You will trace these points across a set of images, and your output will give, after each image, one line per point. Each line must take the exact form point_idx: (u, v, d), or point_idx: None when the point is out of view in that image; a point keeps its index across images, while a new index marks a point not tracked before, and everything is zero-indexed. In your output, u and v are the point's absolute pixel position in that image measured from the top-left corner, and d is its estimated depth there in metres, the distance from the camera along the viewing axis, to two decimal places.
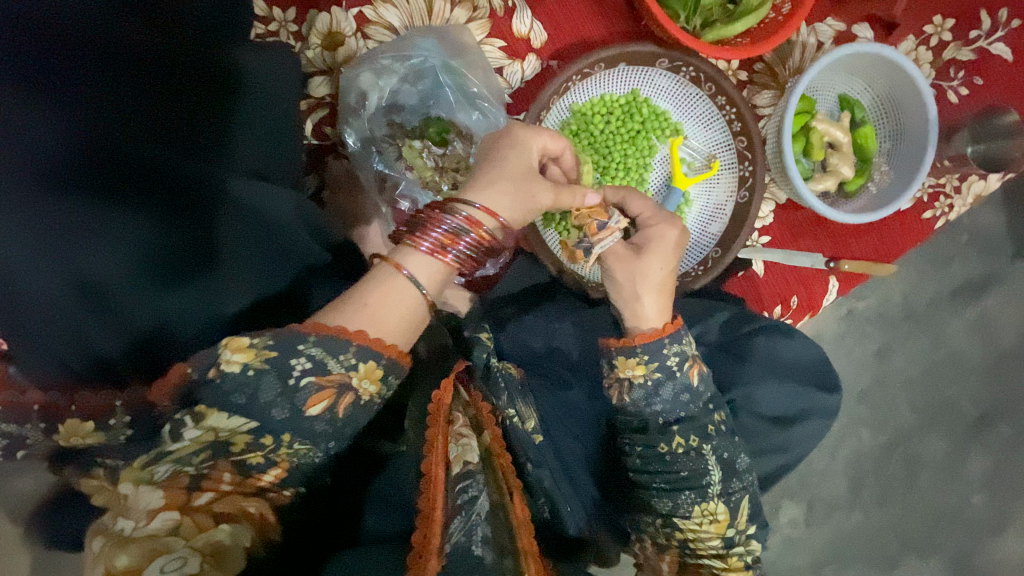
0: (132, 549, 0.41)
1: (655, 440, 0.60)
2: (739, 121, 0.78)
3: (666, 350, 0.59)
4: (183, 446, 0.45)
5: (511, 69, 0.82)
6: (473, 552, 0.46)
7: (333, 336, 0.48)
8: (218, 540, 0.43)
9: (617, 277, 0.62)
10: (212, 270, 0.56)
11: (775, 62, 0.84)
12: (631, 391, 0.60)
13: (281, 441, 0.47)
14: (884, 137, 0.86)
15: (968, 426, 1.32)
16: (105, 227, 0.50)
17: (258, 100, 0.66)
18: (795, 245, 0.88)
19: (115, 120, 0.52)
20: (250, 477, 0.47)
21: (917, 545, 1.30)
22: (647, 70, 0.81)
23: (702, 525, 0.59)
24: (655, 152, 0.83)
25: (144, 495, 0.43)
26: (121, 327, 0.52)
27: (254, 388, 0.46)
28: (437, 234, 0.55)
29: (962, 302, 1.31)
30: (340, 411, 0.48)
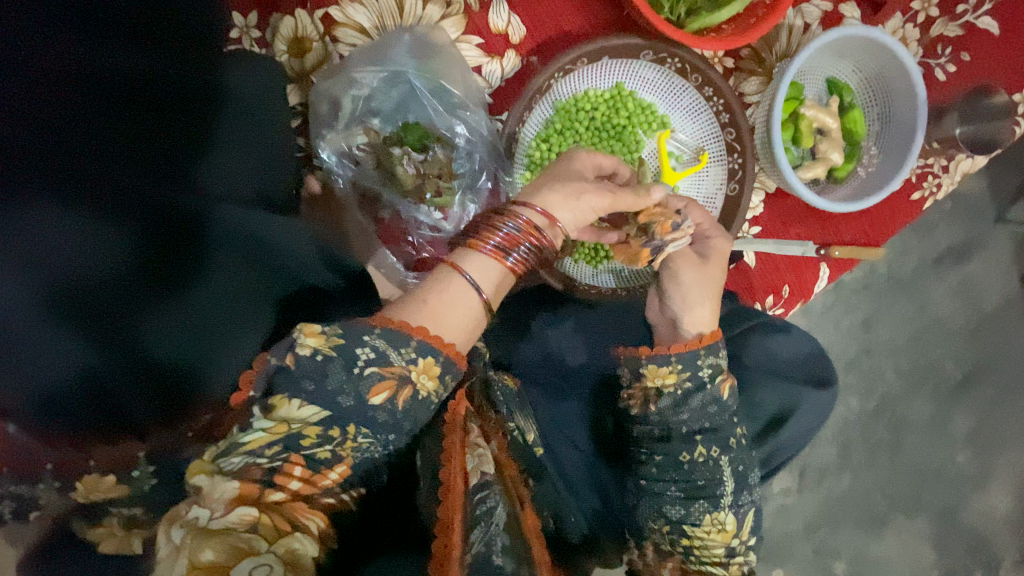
0: (215, 544, 0.38)
1: (677, 448, 0.61)
2: (727, 113, 0.76)
3: (700, 361, 0.61)
4: (255, 438, 0.42)
5: (490, 68, 0.79)
6: (493, 562, 0.47)
7: (399, 331, 0.48)
8: (295, 547, 0.40)
9: (679, 276, 0.65)
10: (218, 304, 0.53)
11: (762, 47, 0.82)
12: (659, 399, 0.62)
13: (348, 432, 0.44)
14: (873, 119, 0.84)
15: (952, 387, 1.33)
16: (106, 268, 0.45)
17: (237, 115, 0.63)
18: (786, 233, 0.87)
19: (105, 147, 0.47)
20: (318, 475, 0.43)
21: (904, 503, 1.33)
22: (630, 63, 0.78)
23: (709, 534, 0.59)
24: (643, 147, 0.80)
25: (219, 485, 0.40)
26: (130, 382, 0.48)
27: (323, 374, 0.45)
28: (500, 236, 0.55)
29: (945, 268, 1.30)
30: (400, 403, 0.47)
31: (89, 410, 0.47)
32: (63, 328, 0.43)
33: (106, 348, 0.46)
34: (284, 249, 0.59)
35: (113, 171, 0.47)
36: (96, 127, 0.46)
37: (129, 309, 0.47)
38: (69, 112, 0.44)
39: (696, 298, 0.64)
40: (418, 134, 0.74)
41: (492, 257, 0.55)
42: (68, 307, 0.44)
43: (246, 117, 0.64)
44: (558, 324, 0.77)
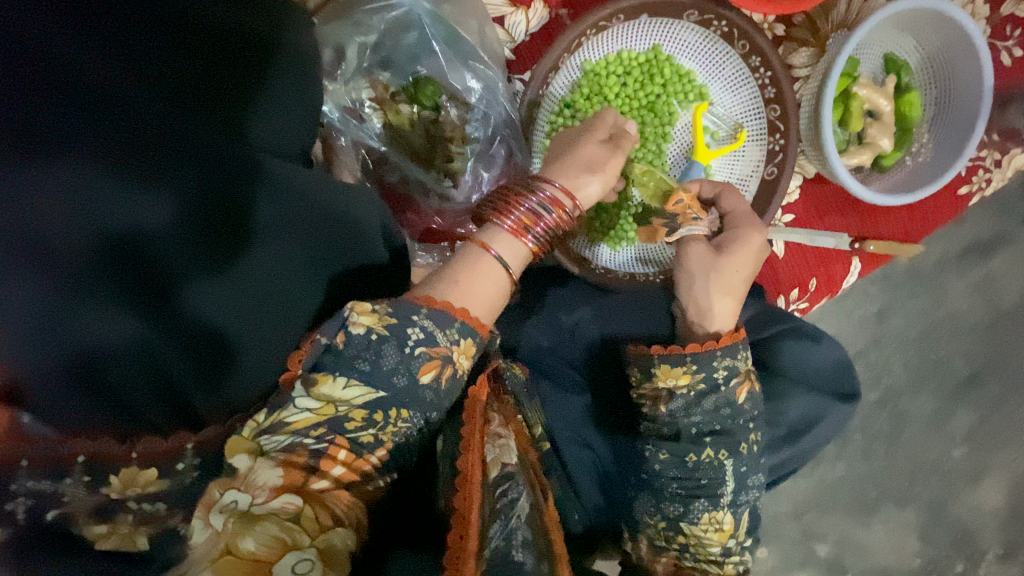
0: (258, 533, 0.34)
1: (683, 449, 0.55)
2: (773, 87, 0.68)
3: (715, 362, 0.55)
4: (300, 418, 0.41)
5: (514, 19, 0.72)
6: (514, 558, 0.40)
7: (443, 310, 0.46)
8: (331, 543, 0.36)
9: (690, 268, 0.58)
10: (260, 283, 0.49)
11: (817, 14, 0.74)
12: (670, 401, 0.55)
13: (389, 416, 0.43)
14: (929, 103, 0.76)
15: (958, 384, 1.29)
16: (111, 220, 0.43)
17: (287, 85, 0.54)
18: (820, 224, 0.81)
19: (119, 96, 0.44)
20: (360, 458, 0.41)
21: (895, 494, 1.31)
22: (669, 23, 0.70)
23: (706, 532, 0.54)
24: (676, 120, 0.73)
25: (262, 471, 0.37)
26: (149, 365, 0.46)
27: (376, 354, 0.43)
28: (517, 215, 0.52)
29: (968, 263, 1.24)
30: (443, 383, 0.45)
31: (127, 392, 0.46)
32: (94, 295, 0.43)
33: (139, 320, 0.45)
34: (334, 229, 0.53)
35: (122, 121, 0.44)
36: (107, 86, 0.44)
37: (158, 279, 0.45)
38: (63, 73, 0.43)
39: (721, 288, 0.57)
40: (429, 90, 0.67)
41: (514, 234, 0.52)
42: (105, 273, 0.43)
43: (304, 82, 0.55)
44: (572, 310, 0.73)
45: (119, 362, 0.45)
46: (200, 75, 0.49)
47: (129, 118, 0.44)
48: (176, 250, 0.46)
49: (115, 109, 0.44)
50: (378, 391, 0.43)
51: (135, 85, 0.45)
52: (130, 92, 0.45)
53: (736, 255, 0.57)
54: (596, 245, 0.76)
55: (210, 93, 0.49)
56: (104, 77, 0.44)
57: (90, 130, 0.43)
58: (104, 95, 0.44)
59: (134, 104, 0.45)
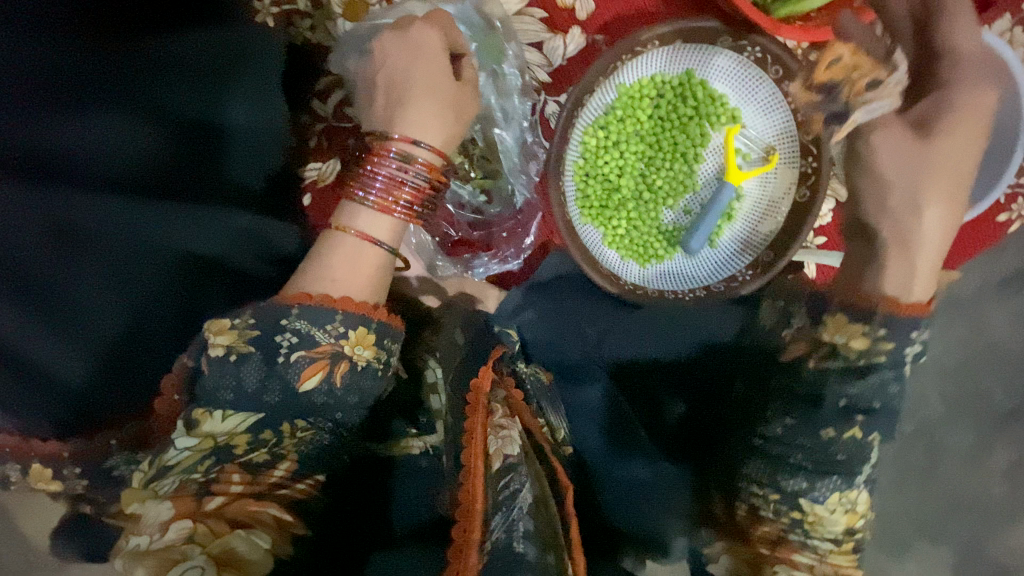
0: (147, 560, 0.41)
1: (824, 420, 0.53)
2: (805, 111, 0.69)
3: (913, 336, 0.52)
4: (184, 457, 0.47)
5: (552, 45, 0.75)
6: (515, 548, 0.44)
7: (317, 306, 0.51)
8: (233, 546, 0.41)
9: (888, 200, 0.57)
10: (185, 288, 0.56)
11: None
12: (829, 359, 0.53)
13: (280, 432, 0.50)
14: None
15: (998, 417, 1.24)
16: (100, 255, 0.49)
17: (253, 123, 0.63)
18: None
19: (124, 143, 0.50)
20: (261, 475, 0.47)
21: (929, 530, 1.26)
22: (704, 49, 0.72)
23: (836, 512, 0.53)
24: (707, 141, 0.74)
25: (153, 508, 0.43)
26: (101, 371, 0.51)
27: (236, 377, 0.49)
28: (378, 187, 0.57)
29: (1011, 293, 1.20)
30: (336, 380, 0.51)
31: (62, 380, 0.49)
32: (47, 300, 0.47)
33: (93, 321, 0.49)
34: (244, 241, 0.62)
35: (123, 168, 0.51)
36: (119, 137, 0.50)
37: (118, 281, 0.50)
38: (80, 117, 0.47)
39: (916, 241, 0.54)
40: None
41: (381, 211, 0.57)
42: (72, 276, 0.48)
43: (270, 134, 0.67)
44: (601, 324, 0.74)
45: (51, 357, 0.48)
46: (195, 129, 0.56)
47: (128, 165, 0.51)
48: (138, 256, 0.52)
49: (104, 127, 0.49)
50: (255, 412, 0.49)
51: (143, 135, 0.52)
52: (137, 142, 0.51)
53: (944, 144, 0.56)
54: (625, 261, 0.77)
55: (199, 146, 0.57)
56: (114, 124, 0.49)
57: (94, 177, 0.49)
58: (114, 144, 0.50)
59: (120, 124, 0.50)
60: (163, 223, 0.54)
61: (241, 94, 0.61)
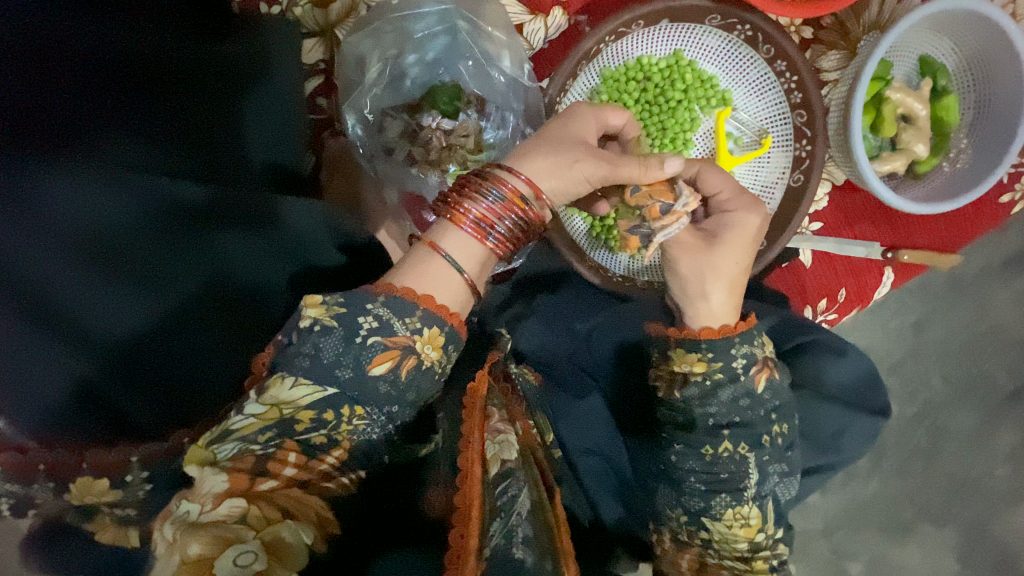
0: (202, 536, 0.35)
1: (700, 440, 0.53)
2: (799, 91, 0.66)
3: (733, 350, 0.52)
4: (245, 425, 0.43)
5: (532, 27, 0.71)
6: (514, 555, 0.40)
7: (399, 297, 0.48)
8: (282, 535, 0.37)
9: (681, 270, 0.55)
10: (236, 266, 0.54)
11: (848, 16, 0.71)
12: (684, 387, 0.53)
13: (341, 416, 0.45)
14: (967, 106, 0.73)
15: (1001, 400, 1.19)
16: (160, 231, 0.49)
17: (267, 98, 0.66)
18: (850, 232, 0.78)
19: (146, 124, 0.52)
20: (313, 460, 0.42)
21: (931, 512, 1.21)
22: (691, 28, 0.69)
23: (731, 528, 0.52)
24: (697, 126, 0.72)
25: (209, 478, 0.39)
26: (180, 360, 0.49)
27: (317, 348, 0.46)
28: (481, 208, 0.52)
29: (1015, 272, 1.15)
30: (402, 374, 0.47)
31: (121, 351, 0.46)
32: (120, 269, 0.46)
33: (153, 294, 0.48)
34: (312, 224, 0.59)
35: (157, 150, 0.52)
36: (142, 119, 0.52)
37: (173, 247, 0.49)
38: (102, 101, 0.49)
39: (709, 286, 0.53)
40: (448, 97, 0.67)
41: (472, 236, 0.52)
42: (126, 221, 0.47)
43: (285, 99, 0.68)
44: (589, 317, 0.72)
45: (104, 320, 0.45)
46: (206, 100, 0.59)
47: (159, 144, 0.53)
48: (195, 233, 0.51)
49: (129, 121, 0.50)
50: (326, 387, 0.45)
51: (167, 114, 0.54)
52: (158, 120, 0.53)
53: (728, 248, 0.54)
54: (614, 252, 0.76)
55: (213, 119, 0.59)
56: (138, 110, 0.52)
57: (131, 158, 0.50)
58: (145, 124, 0.52)
59: (147, 118, 0.53)
60: (214, 203, 0.54)
61: (252, 100, 0.64)
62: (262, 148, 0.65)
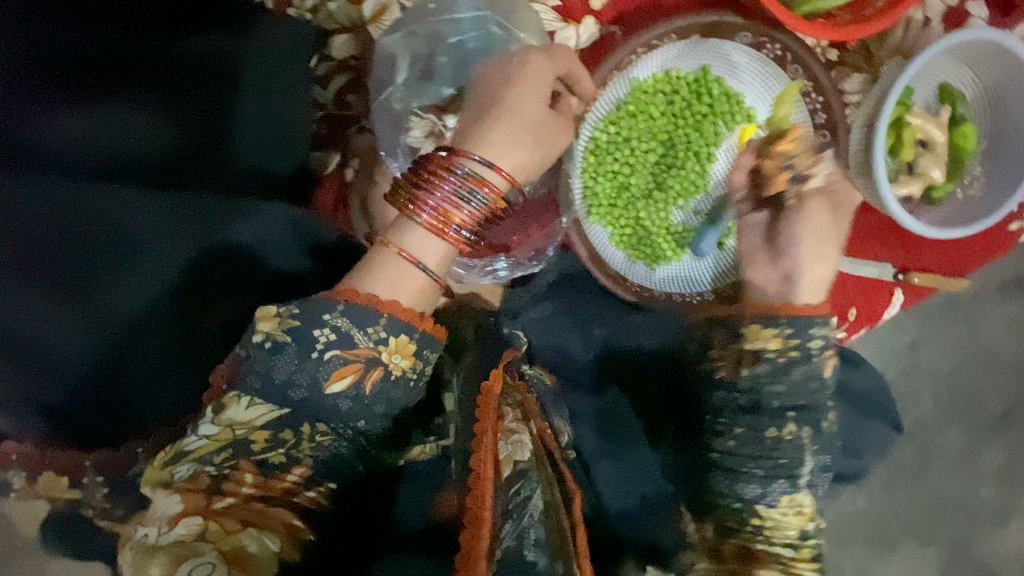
0: (160, 557, 0.38)
1: (764, 423, 0.53)
2: (824, 112, 0.69)
3: (812, 330, 0.52)
4: (199, 446, 0.43)
5: (564, 34, 0.72)
6: (526, 558, 0.42)
7: (361, 306, 0.46)
8: (243, 545, 0.39)
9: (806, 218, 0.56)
10: (201, 277, 0.52)
11: (872, 40, 0.73)
12: (755, 364, 0.53)
13: (303, 432, 0.45)
14: (983, 135, 0.74)
15: (988, 422, 1.21)
16: (117, 241, 0.47)
17: (260, 90, 0.63)
18: (863, 251, 0.79)
19: (127, 120, 0.50)
20: (273, 478, 0.43)
21: (916, 529, 1.23)
22: (721, 45, 0.70)
23: (785, 515, 0.53)
24: (721, 141, 0.72)
25: (162, 500, 0.41)
26: (139, 373, 0.49)
27: (267, 367, 0.45)
28: (436, 202, 0.51)
29: (1009, 297, 1.18)
30: (366, 387, 0.46)
31: (68, 362, 0.45)
32: (71, 284, 0.45)
33: (105, 307, 0.47)
34: (275, 234, 0.57)
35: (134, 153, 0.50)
36: (119, 118, 0.49)
37: (126, 257, 0.48)
38: (72, 100, 0.46)
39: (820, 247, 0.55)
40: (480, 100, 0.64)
41: (428, 230, 0.51)
42: (74, 231, 0.45)
43: (279, 94, 0.66)
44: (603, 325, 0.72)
45: (53, 334, 0.44)
46: (193, 97, 0.56)
47: (135, 145, 0.50)
48: (157, 243, 0.50)
49: (103, 121, 0.48)
50: (281, 407, 0.44)
51: (146, 112, 0.51)
52: (138, 119, 0.50)
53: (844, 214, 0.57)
54: (633, 262, 0.75)
55: (199, 116, 0.56)
56: (114, 110, 0.49)
57: (98, 162, 0.47)
58: (120, 123, 0.49)
59: (122, 117, 0.49)
60: (182, 212, 0.52)
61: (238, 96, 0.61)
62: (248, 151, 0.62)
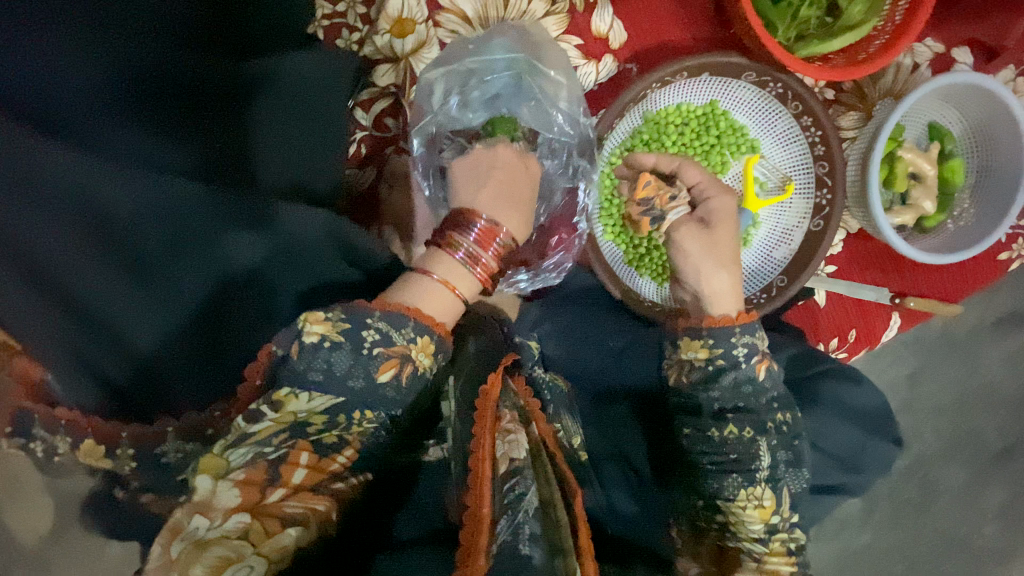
0: (206, 558, 0.36)
1: (706, 424, 0.58)
2: (823, 145, 0.73)
3: (734, 338, 0.58)
4: (261, 429, 0.44)
5: (585, 70, 0.79)
6: (521, 551, 0.40)
7: (398, 311, 0.51)
8: (286, 544, 0.39)
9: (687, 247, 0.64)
10: (241, 272, 0.56)
11: (865, 82, 0.79)
12: (691, 372, 0.59)
13: (351, 418, 0.47)
14: (971, 170, 0.80)
15: (990, 457, 1.22)
16: (162, 222, 0.52)
17: (305, 111, 0.69)
18: (862, 275, 0.84)
19: (175, 128, 0.57)
20: (325, 459, 0.43)
21: (920, 564, 1.23)
22: (728, 82, 0.77)
23: (746, 509, 0.55)
24: (728, 169, 0.79)
25: (221, 492, 0.39)
26: (180, 352, 0.54)
27: (329, 362, 0.48)
28: (470, 240, 0.57)
29: (1005, 331, 1.21)
30: (404, 380, 0.50)
31: (121, 332, 0.51)
32: (119, 258, 0.51)
33: (152, 286, 0.52)
34: (310, 236, 0.60)
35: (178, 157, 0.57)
36: (167, 127, 0.57)
37: (170, 241, 0.52)
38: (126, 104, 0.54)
39: (710, 268, 0.62)
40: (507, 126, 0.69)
41: (462, 263, 0.57)
42: (123, 211, 0.50)
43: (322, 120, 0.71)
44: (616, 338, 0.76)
45: (106, 300, 0.50)
46: (235, 113, 0.62)
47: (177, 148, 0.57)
48: (199, 232, 0.54)
49: (150, 126, 0.55)
50: (338, 397, 0.48)
51: (192, 123, 0.58)
52: (181, 127, 0.58)
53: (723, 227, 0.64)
54: (641, 277, 0.81)
55: (241, 132, 0.62)
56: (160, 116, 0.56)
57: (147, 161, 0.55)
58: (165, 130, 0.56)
59: (163, 127, 0.56)
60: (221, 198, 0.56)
61: (264, 112, 0.65)
62: (278, 171, 0.65)
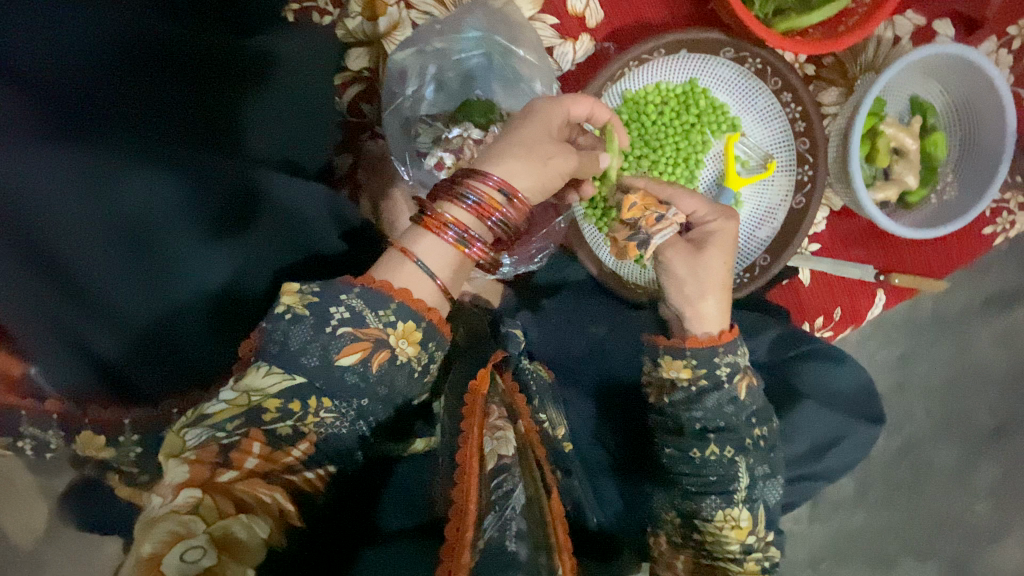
0: (154, 533, 0.33)
1: (688, 444, 0.57)
2: (804, 121, 0.72)
3: (717, 359, 0.57)
4: (219, 410, 0.42)
5: (561, 50, 0.78)
6: (507, 548, 0.40)
7: (378, 291, 0.48)
8: (234, 531, 0.35)
9: (678, 273, 0.58)
10: (229, 252, 0.51)
11: (846, 57, 0.79)
12: (673, 391, 0.58)
13: (309, 407, 0.44)
14: (954, 144, 0.79)
15: (981, 437, 1.22)
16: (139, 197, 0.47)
17: (290, 87, 0.64)
18: (845, 253, 0.84)
19: (150, 92, 0.51)
20: (279, 450, 0.40)
21: (914, 546, 1.23)
22: (707, 59, 0.76)
23: (723, 529, 0.55)
24: (708, 148, 0.77)
25: (172, 467, 0.37)
26: (173, 340, 0.50)
27: (287, 334, 0.46)
28: (467, 210, 0.51)
29: (994, 311, 1.21)
30: (374, 367, 0.46)
31: (111, 316, 0.48)
32: (103, 236, 0.47)
33: (137, 264, 0.48)
34: (309, 205, 0.57)
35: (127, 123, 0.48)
36: (134, 91, 0.50)
37: (141, 221, 0.47)
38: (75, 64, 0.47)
39: (699, 293, 0.58)
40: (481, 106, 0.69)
41: (452, 243, 0.51)
42: (87, 188, 0.45)
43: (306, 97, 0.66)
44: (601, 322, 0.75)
45: (95, 277, 0.47)
46: (205, 79, 0.55)
47: (137, 112, 0.49)
48: (180, 211, 0.49)
49: (100, 83, 0.48)
50: (294, 377, 0.45)
51: (164, 90, 0.52)
52: (155, 90, 0.51)
53: (715, 250, 0.59)
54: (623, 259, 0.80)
55: (223, 102, 0.56)
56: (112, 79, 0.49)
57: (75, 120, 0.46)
58: (126, 94, 0.49)
59: (103, 84, 0.48)
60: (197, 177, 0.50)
61: (247, 81, 0.59)
62: (263, 144, 0.58)
